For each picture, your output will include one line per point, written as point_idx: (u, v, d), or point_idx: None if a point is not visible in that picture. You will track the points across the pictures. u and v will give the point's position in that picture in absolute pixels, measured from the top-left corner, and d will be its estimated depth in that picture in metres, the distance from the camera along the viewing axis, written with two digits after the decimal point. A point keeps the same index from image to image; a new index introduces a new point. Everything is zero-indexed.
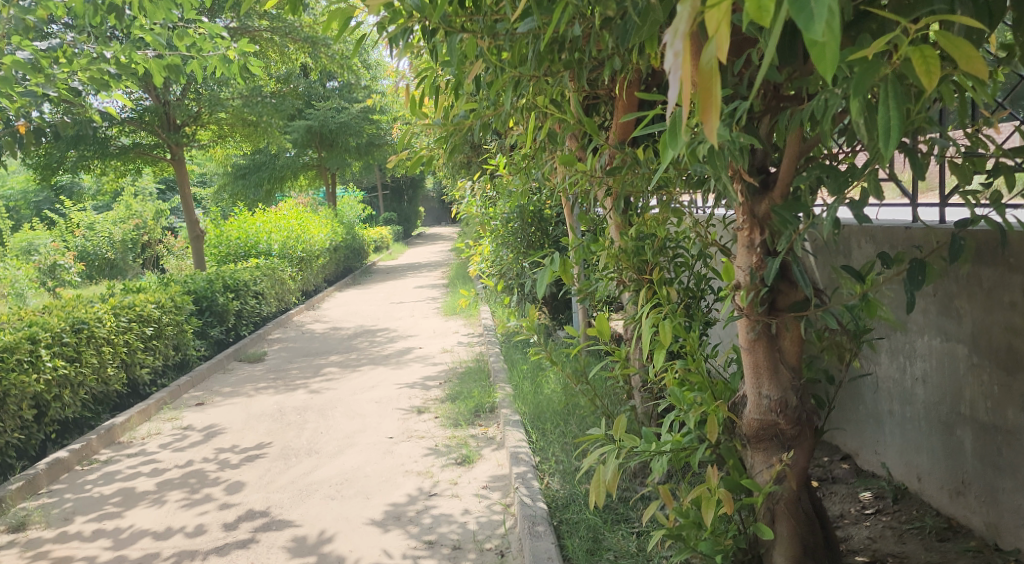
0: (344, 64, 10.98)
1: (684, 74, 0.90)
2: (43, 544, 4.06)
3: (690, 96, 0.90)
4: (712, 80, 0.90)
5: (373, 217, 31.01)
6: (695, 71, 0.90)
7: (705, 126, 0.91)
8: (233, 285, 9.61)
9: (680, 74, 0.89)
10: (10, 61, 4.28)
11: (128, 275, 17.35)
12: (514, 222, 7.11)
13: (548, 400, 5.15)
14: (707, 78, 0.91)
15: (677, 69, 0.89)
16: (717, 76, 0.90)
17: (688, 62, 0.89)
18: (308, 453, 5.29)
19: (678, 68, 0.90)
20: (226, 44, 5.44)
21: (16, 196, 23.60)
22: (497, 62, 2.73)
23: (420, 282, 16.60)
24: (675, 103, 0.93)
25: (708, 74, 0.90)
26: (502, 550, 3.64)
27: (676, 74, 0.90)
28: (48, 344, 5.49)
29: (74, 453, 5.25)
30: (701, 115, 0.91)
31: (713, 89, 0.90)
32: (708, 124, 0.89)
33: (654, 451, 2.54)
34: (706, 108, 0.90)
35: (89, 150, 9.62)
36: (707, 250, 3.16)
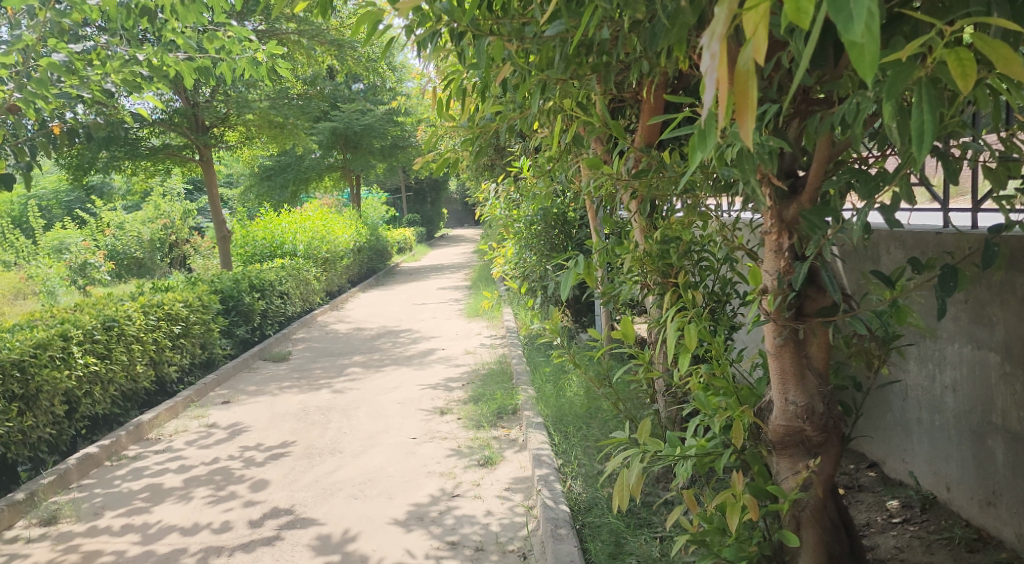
0: (369, 67, 11.08)
1: (721, 74, 0.90)
2: (74, 538, 4.13)
3: (727, 98, 0.91)
4: (747, 82, 0.90)
5: (397, 218, 31.18)
6: (732, 73, 0.91)
7: (740, 129, 0.91)
8: (258, 284, 9.73)
9: (716, 76, 0.90)
10: (46, 63, 4.43)
11: (156, 275, 17.63)
12: (537, 225, 7.13)
13: (571, 404, 5.15)
14: (742, 80, 0.91)
15: (714, 70, 0.90)
16: (754, 78, 0.90)
17: (726, 64, 0.90)
18: (331, 452, 5.33)
19: (715, 69, 0.91)
20: (255, 46, 5.50)
21: (48, 196, 24.04)
22: (525, 65, 2.73)
23: (443, 283, 16.65)
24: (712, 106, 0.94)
25: (744, 76, 0.90)
26: (525, 551, 3.64)
27: (712, 75, 0.91)
28: (79, 342, 5.59)
29: (104, 449, 5.34)
30: (737, 116, 0.92)
31: (749, 91, 0.90)
32: (744, 126, 0.90)
33: (679, 456, 2.52)
34: (741, 110, 0.90)
35: (120, 151, 9.80)
36: (733, 254, 3.13)
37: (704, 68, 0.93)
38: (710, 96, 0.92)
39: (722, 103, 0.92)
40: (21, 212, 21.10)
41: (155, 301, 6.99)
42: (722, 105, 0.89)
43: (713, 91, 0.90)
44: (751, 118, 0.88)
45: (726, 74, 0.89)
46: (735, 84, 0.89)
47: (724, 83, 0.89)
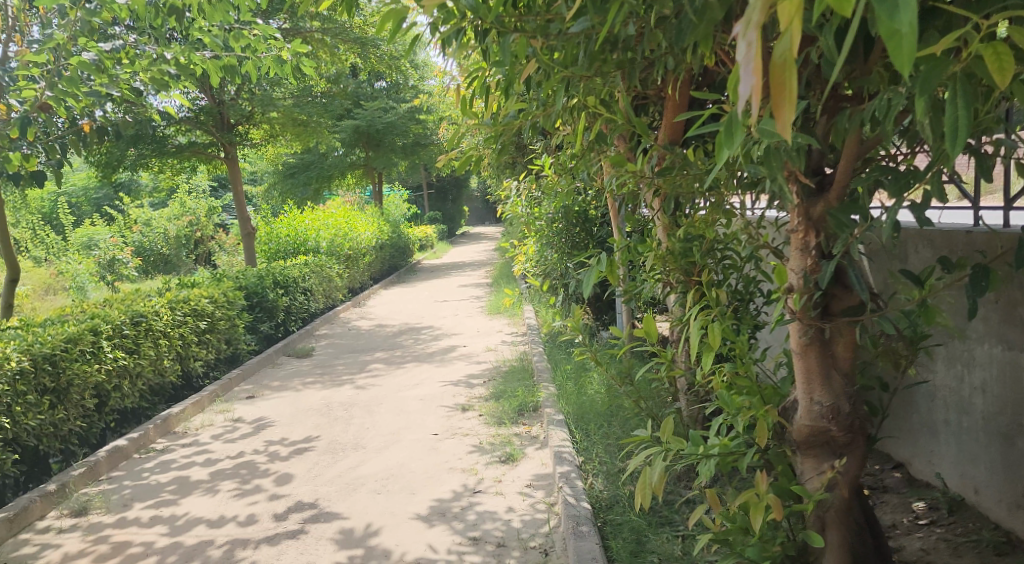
0: (392, 65, 11.14)
1: (757, 64, 0.90)
2: (104, 529, 4.21)
3: (763, 89, 0.91)
4: (784, 72, 0.90)
5: (418, 215, 31.30)
6: (768, 63, 0.91)
7: (777, 119, 0.91)
8: (282, 281, 9.83)
9: (752, 66, 0.90)
10: (77, 62, 4.52)
11: (182, 271, 17.85)
12: (558, 223, 7.13)
13: (592, 402, 5.15)
14: (780, 70, 0.91)
15: (750, 60, 0.90)
16: (791, 68, 0.90)
17: (762, 54, 0.90)
18: (354, 447, 5.38)
19: (751, 59, 0.91)
20: (280, 45, 5.55)
21: (77, 193, 24.38)
22: (549, 62, 2.72)
23: (465, 280, 16.70)
24: (748, 96, 0.94)
25: (780, 66, 0.90)
26: (547, 548, 3.64)
27: (747, 65, 0.91)
28: (109, 336, 5.69)
29: (132, 442, 5.42)
30: (773, 107, 0.92)
31: (786, 82, 0.90)
32: (780, 117, 0.90)
33: (701, 455, 2.51)
34: (777, 100, 0.90)
35: (148, 148, 9.94)
36: (758, 252, 3.11)
37: (740, 59, 0.93)
38: (745, 87, 0.93)
39: (757, 94, 0.92)
40: (51, 209, 21.45)
41: (182, 297, 7.09)
42: (757, 95, 0.89)
43: (748, 82, 0.90)
44: (787, 109, 0.88)
45: (761, 64, 0.89)
46: (772, 74, 0.89)
47: (759, 74, 0.89)
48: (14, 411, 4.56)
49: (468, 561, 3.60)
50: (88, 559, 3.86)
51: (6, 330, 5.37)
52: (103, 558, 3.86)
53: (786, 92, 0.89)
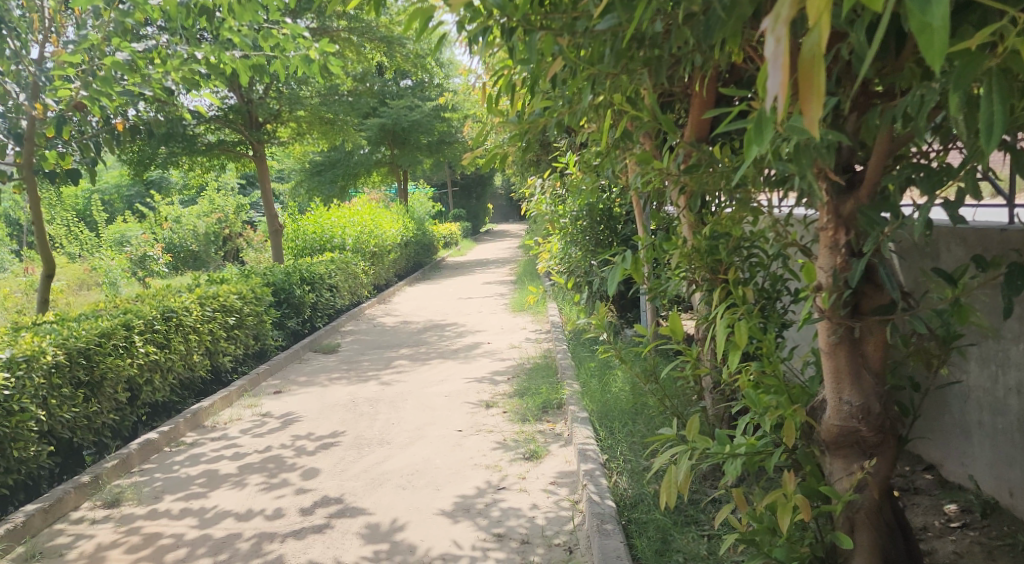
0: (417, 63, 11.19)
1: (785, 60, 0.90)
2: (136, 520, 4.28)
3: (790, 85, 0.91)
4: (813, 67, 0.90)
5: (443, 213, 31.40)
6: (797, 58, 0.91)
7: (804, 115, 0.91)
8: (309, 278, 9.92)
9: (780, 62, 0.90)
10: (110, 62, 4.63)
11: (211, 267, 18.08)
12: (583, 220, 7.12)
13: (616, 400, 5.14)
14: (808, 66, 0.91)
15: (778, 56, 0.90)
16: (819, 64, 0.90)
17: (791, 49, 0.90)
18: (379, 443, 5.42)
19: (780, 55, 0.91)
20: (308, 44, 5.60)
21: (109, 191, 24.78)
22: (575, 59, 2.72)
23: (489, 278, 16.73)
24: (776, 92, 0.94)
25: (809, 62, 0.90)
26: (571, 546, 3.64)
27: (775, 61, 0.92)
28: (140, 331, 5.79)
29: (163, 435, 5.51)
30: (801, 103, 0.92)
31: (815, 78, 0.90)
32: (808, 112, 0.90)
33: (728, 454, 2.50)
34: (805, 95, 0.90)
35: (178, 147, 10.08)
36: (786, 250, 3.08)
37: (769, 54, 0.93)
38: (773, 82, 0.93)
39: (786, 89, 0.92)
40: (84, 206, 21.83)
41: (211, 293, 7.18)
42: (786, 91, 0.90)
43: (776, 78, 0.90)
44: (815, 104, 0.89)
45: (789, 60, 0.89)
46: (800, 69, 0.89)
47: (787, 70, 0.89)
48: (50, 404, 4.66)
49: (492, 557, 3.61)
50: (121, 549, 3.93)
51: (41, 325, 5.48)
52: (134, 549, 3.93)
53: (814, 87, 0.89)
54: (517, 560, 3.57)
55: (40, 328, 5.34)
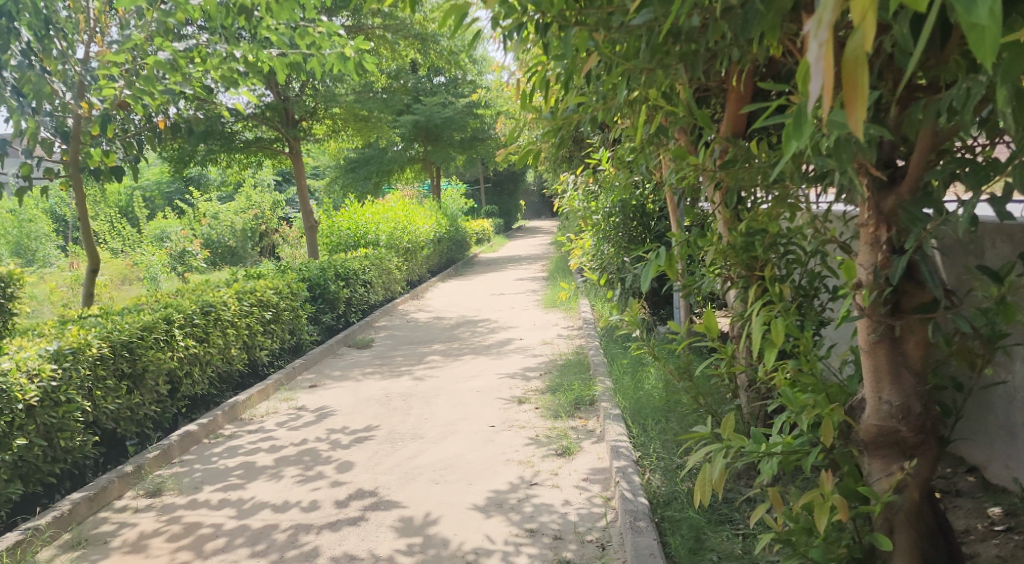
0: (451, 60, 11.24)
1: (829, 63, 0.89)
2: (177, 510, 4.38)
3: (834, 87, 0.89)
4: (857, 70, 0.88)
5: (475, 209, 31.48)
6: (840, 61, 0.89)
7: (849, 118, 0.89)
8: (343, 273, 10.04)
9: (822, 65, 0.89)
10: (152, 61, 4.77)
11: (248, 263, 18.37)
12: (615, 217, 7.08)
13: (649, 397, 5.11)
14: (853, 67, 0.89)
15: (821, 59, 0.89)
16: (864, 65, 0.88)
17: (836, 52, 0.88)
18: (413, 437, 5.46)
19: (823, 58, 0.89)
20: (344, 41, 5.65)
21: (150, 188, 25.28)
22: (611, 54, 2.70)
23: (521, 274, 16.73)
24: (820, 94, 0.92)
25: (853, 64, 0.88)
26: (604, 542, 3.64)
27: (818, 63, 0.90)
28: (180, 325, 5.91)
29: (202, 427, 5.62)
30: (844, 105, 0.91)
31: (859, 79, 0.88)
32: (853, 116, 0.88)
33: (763, 453, 2.46)
34: (851, 98, 0.88)
35: (217, 144, 10.25)
36: (824, 247, 3.03)
37: (810, 57, 0.92)
38: (816, 85, 0.91)
39: (829, 92, 0.90)
40: (127, 202, 22.32)
41: (248, 288, 7.31)
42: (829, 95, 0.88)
43: (819, 81, 0.89)
44: (861, 107, 0.87)
45: (833, 63, 0.87)
46: (846, 72, 0.87)
47: (831, 72, 0.88)
48: (94, 396, 4.78)
49: (524, 552, 3.62)
50: (162, 538, 4.02)
51: (86, 318, 5.63)
52: (175, 538, 4.02)
53: (860, 90, 0.87)
54: (550, 555, 3.58)
55: (85, 321, 5.49)
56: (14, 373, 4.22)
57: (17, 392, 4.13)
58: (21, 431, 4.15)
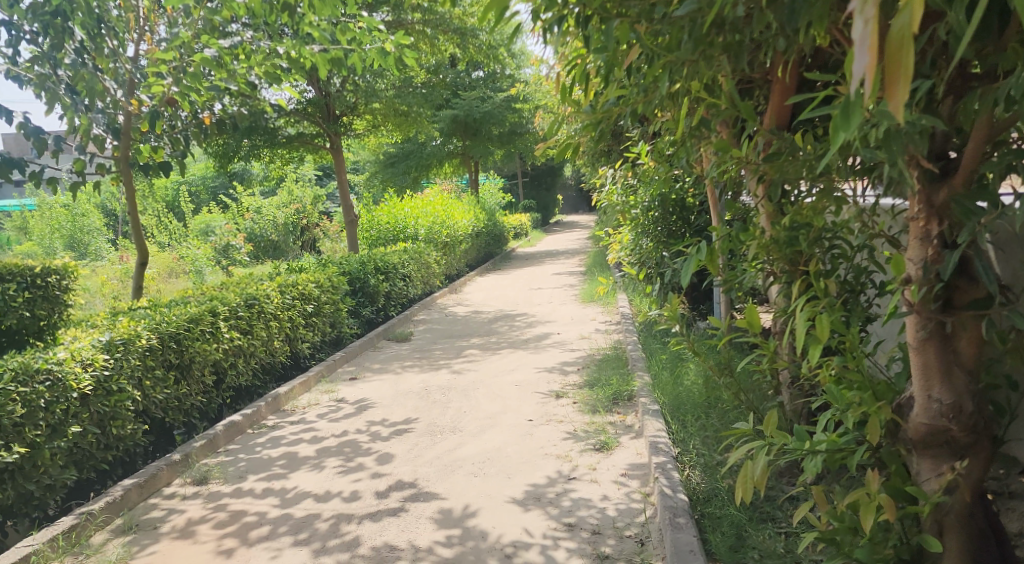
0: (490, 55, 11.25)
1: (873, 42, 0.93)
2: (223, 498, 4.48)
3: (877, 67, 0.93)
4: (901, 50, 0.91)
5: (513, 204, 31.47)
6: (883, 42, 0.93)
7: (892, 98, 0.92)
8: (383, 267, 10.13)
9: (866, 46, 0.93)
10: (200, 58, 4.91)
11: (289, 257, 18.64)
12: (655, 211, 7.03)
13: (689, 393, 5.06)
14: (896, 48, 0.92)
15: (865, 38, 0.93)
16: (907, 47, 0.91)
17: (878, 32, 0.92)
18: (451, 430, 5.50)
19: (867, 36, 0.93)
20: (384, 37, 5.68)
21: (196, 183, 25.81)
22: (653, 46, 2.67)
23: (559, 269, 16.69)
24: (863, 74, 0.96)
25: (896, 44, 0.92)
26: (643, 538, 3.62)
27: (864, 43, 0.94)
28: (225, 318, 6.03)
29: (246, 417, 5.73)
30: (888, 86, 0.94)
31: (903, 61, 0.91)
32: (893, 97, 0.91)
33: (807, 450, 2.43)
34: (892, 78, 0.91)
35: (259, 139, 10.41)
36: (871, 241, 2.97)
37: (857, 36, 0.96)
38: (860, 65, 0.95)
39: (872, 72, 0.94)
40: (173, 197, 22.83)
41: (291, 281, 7.42)
42: (870, 75, 0.92)
43: (860, 61, 0.93)
44: (901, 88, 0.90)
45: (875, 43, 0.91)
46: (886, 52, 0.91)
47: (873, 52, 0.92)
48: (144, 385, 4.90)
49: (563, 546, 3.62)
50: (209, 525, 4.12)
51: (135, 311, 5.78)
52: (221, 525, 4.11)
53: (901, 71, 0.90)
54: (589, 550, 3.57)
55: (134, 313, 5.63)
56: (69, 362, 4.35)
57: (72, 381, 4.26)
58: (76, 419, 4.28)
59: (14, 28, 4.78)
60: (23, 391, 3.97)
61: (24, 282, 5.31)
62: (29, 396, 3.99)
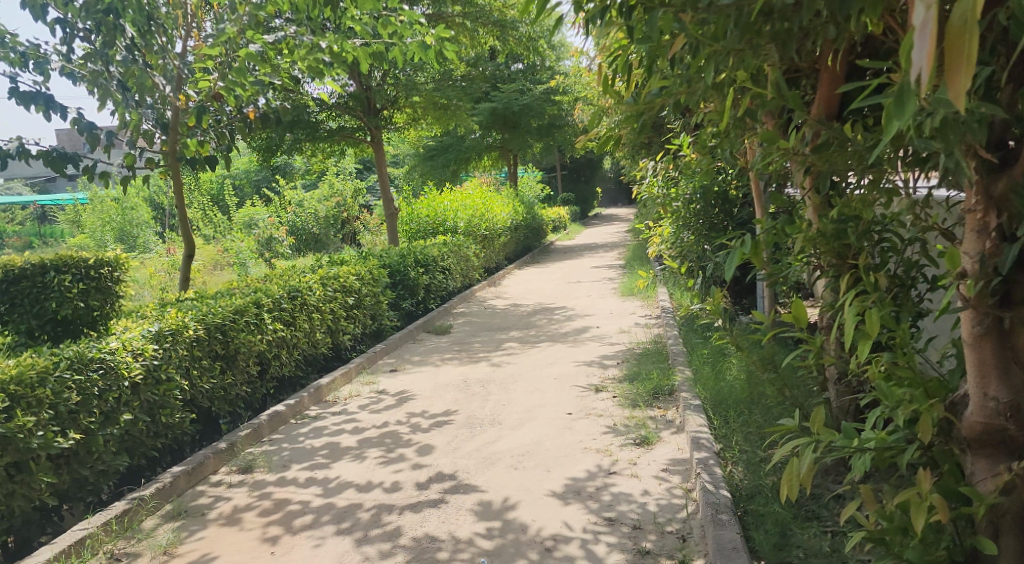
0: (529, 47, 11.21)
1: (934, 28, 0.91)
2: (267, 486, 4.56)
3: (939, 54, 0.91)
4: (964, 35, 0.89)
5: (552, 197, 31.38)
6: (946, 28, 0.91)
7: (953, 85, 0.90)
8: (422, 260, 10.20)
9: (928, 32, 0.91)
10: (244, 54, 4.98)
11: (330, 249, 18.89)
12: (696, 204, 6.94)
13: (731, 388, 5.00)
14: (960, 33, 0.90)
15: (927, 23, 0.91)
16: (972, 32, 0.89)
17: (941, 16, 0.90)
18: (491, 423, 5.51)
19: (928, 22, 0.92)
20: (425, 30, 5.70)
21: (239, 176, 26.24)
22: (699, 35, 2.62)
23: (598, 262, 16.60)
24: (925, 61, 0.94)
25: (962, 28, 0.90)
26: (684, 534, 3.59)
27: (925, 29, 0.92)
28: (269, 309, 6.14)
29: (290, 408, 5.82)
30: (948, 72, 0.92)
31: (965, 46, 0.89)
32: (955, 84, 0.89)
33: (855, 449, 2.38)
34: (954, 66, 0.89)
35: (302, 133, 10.54)
36: (924, 234, 2.87)
37: (918, 22, 0.94)
38: (921, 50, 0.93)
39: (932, 60, 0.92)
40: (219, 191, 23.30)
41: (332, 274, 7.52)
42: (931, 62, 0.90)
43: (921, 45, 0.91)
44: (964, 75, 0.87)
45: (938, 29, 0.90)
46: (949, 37, 0.89)
47: (933, 38, 0.90)
48: (191, 375, 5.02)
49: (603, 541, 3.61)
50: (254, 512, 4.20)
51: (183, 302, 5.91)
52: (266, 513, 4.19)
53: (964, 58, 0.88)
54: (629, 545, 3.55)
55: (182, 304, 5.76)
56: (121, 351, 4.47)
57: (124, 369, 4.38)
58: (127, 407, 4.39)
59: (69, 25, 4.91)
60: (78, 379, 4.09)
61: (79, 273, 5.48)
62: (83, 384, 4.11)
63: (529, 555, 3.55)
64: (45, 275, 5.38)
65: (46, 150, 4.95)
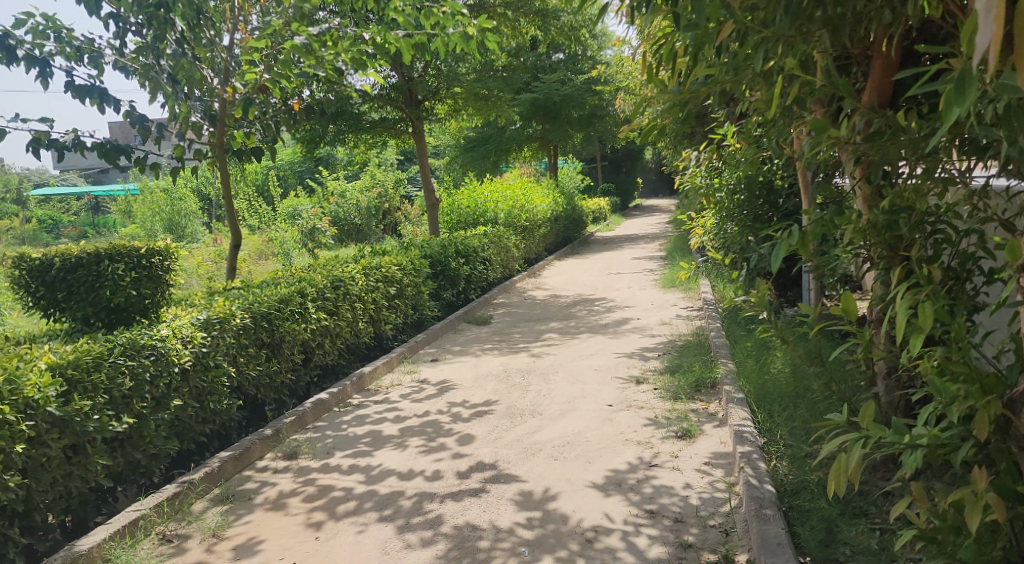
0: (571, 36, 11.15)
1: (1000, 13, 0.88)
2: (312, 472, 4.64)
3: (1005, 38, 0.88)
4: None
5: (592, 188, 31.19)
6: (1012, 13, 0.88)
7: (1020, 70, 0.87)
8: (463, 250, 10.24)
9: (992, 16, 0.88)
10: (290, 47, 5.05)
11: (372, 240, 19.07)
12: (740, 194, 6.84)
13: (775, 382, 4.92)
14: None
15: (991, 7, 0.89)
16: None
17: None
18: (531, 413, 5.52)
19: (995, 6, 0.89)
20: (467, 20, 5.70)
21: (284, 168, 26.61)
22: (748, 22, 2.58)
23: (638, 253, 16.47)
24: (990, 47, 0.92)
25: None
26: (728, 528, 3.55)
27: (989, 13, 0.90)
28: (313, 299, 6.23)
29: (333, 396, 5.91)
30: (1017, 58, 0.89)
31: None
32: None
33: (906, 445, 2.33)
34: None
35: (345, 124, 10.65)
36: (981, 225, 2.79)
37: (983, 6, 0.92)
38: (986, 36, 0.91)
39: (998, 45, 0.90)
40: (263, 182, 23.68)
41: (374, 264, 7.60)
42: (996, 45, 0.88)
43: (986, 29, 0.89)
44: None
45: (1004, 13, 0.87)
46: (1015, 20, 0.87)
47: (998, 21, 0.87)
48: (238, 362, 5.13)
49: (645, 533, 3.59)
50: (299, 498, 4.28)
51: (230, 291, 6.03)
52: (310, 499, 4.26)
53: None
54: (671, 538, 3.53)
55: (229, 293, 5.88)
56: (171, 338, 4.58)
57: (174, 356, 4.49)
58: (177, 393, 4.51)
59: (121, 19, 5.02)
60: (131, 364, 4.21)
61: (132, 262, 5.62)
62: (136, 369, 4.22)
63: (570, 546, 3.55)
64: (99, 264, 5.53)
65: (100, 142, 5.09)
